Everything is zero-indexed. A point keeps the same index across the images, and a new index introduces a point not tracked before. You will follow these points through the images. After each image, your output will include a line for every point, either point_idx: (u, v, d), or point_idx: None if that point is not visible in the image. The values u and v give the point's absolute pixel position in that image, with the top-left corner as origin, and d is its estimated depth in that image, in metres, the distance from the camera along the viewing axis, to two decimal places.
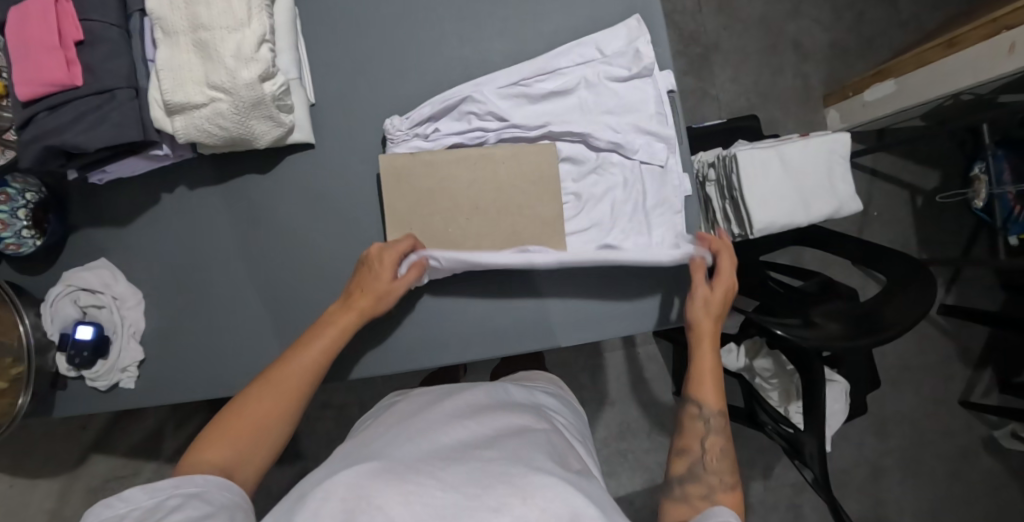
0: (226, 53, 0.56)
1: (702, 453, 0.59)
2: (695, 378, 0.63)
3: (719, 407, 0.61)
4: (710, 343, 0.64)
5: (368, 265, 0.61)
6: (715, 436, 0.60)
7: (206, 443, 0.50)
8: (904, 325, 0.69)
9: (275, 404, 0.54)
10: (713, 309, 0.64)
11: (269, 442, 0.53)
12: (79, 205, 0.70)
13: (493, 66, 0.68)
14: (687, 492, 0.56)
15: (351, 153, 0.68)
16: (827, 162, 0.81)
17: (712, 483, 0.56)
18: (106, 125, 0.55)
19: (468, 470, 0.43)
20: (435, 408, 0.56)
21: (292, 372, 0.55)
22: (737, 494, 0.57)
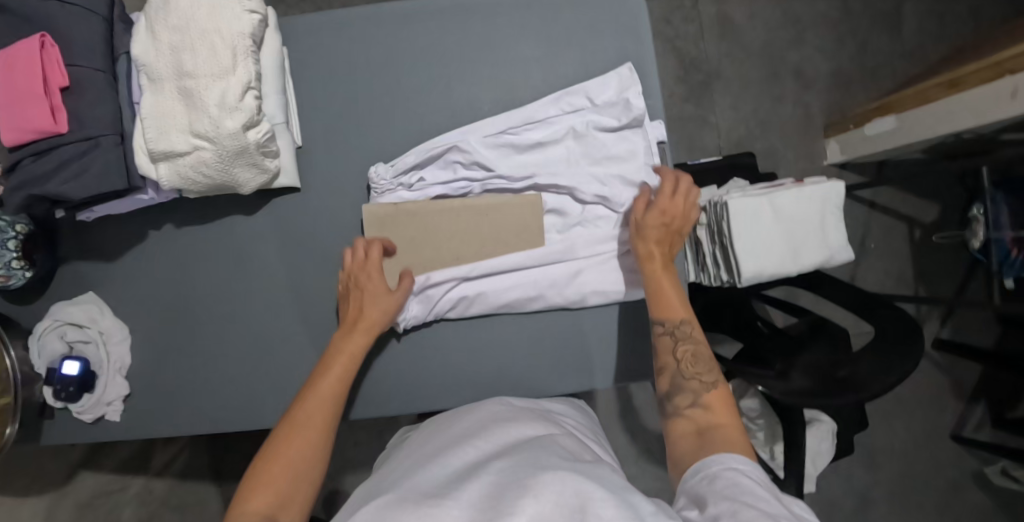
0: (210, 102, 0.56)
1: (678, 365, 0.57)
2: (655, 297, 0.60)
3: (686, 316, 0.58)
4: (664, 264, 0.61)
5: (350, 282, 0.62)
6: (686, 345, 0.57)
7: (246, 492, 0.48)
8: (874, 390, 0.70)
9: (304, 436, 0.52)
10: (657, 223, 0.61)
11: (311, 476, 0.51)
12: (69, 239, 0.71)
13: (480, 112, 0.68)
14: (678, 408, 0.54)
15: (336, 195, 0.68)
16: (820, 210, 0.80)
17: (697, 388, 0.54)
18: (89, 175, 0.56)
19: (482, 486, 0.43)
20: (443, 439, 0.56)
21: (309, 407, 0.54)
22: (724, 389, 0.54)
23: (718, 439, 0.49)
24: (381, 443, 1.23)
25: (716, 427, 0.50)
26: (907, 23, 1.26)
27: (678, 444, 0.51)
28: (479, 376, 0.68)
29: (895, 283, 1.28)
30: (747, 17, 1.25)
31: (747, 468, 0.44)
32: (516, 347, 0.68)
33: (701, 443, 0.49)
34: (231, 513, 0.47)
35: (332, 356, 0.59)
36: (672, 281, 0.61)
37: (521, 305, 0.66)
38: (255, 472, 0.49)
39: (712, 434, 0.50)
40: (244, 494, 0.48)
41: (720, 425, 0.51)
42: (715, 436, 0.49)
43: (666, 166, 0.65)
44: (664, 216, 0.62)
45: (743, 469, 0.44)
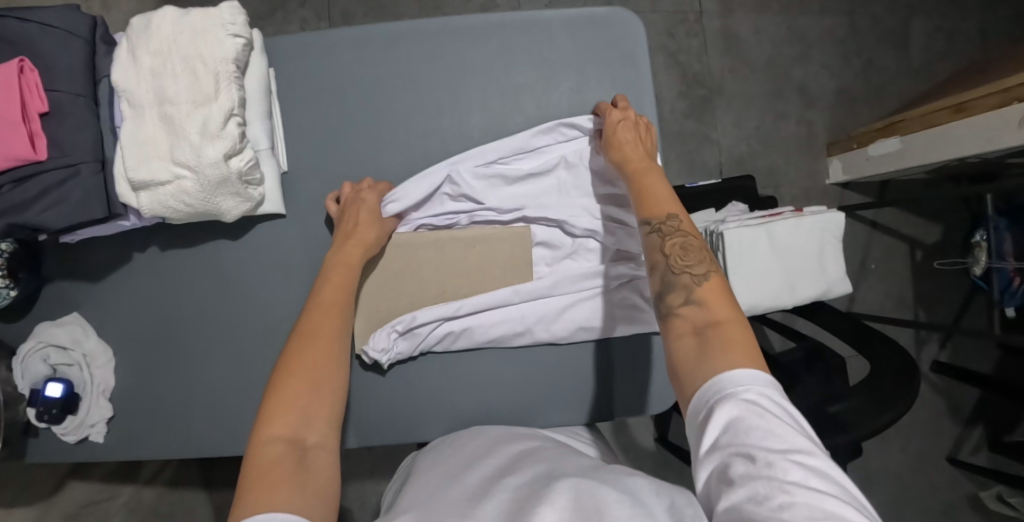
0: (191, 131, 0.55)
1: (667, 261, 0.51)
2: (640, 196, 0.56)
3: (675, 211, 0.54)
4: (646, 167, 0.58)
5: (342, 206, 0.62)
6: (675, 237, 0.51)
7: (264, 420, 0.45)
8: (864, 430, 0.69)
9: (317, 355, 0.51)
10: (627, 129, 0.61)
11: (335, 402, 0.49)
12: (54, 258, 0.71)
13: (470, 140, 0.67)
14: (672, 308, 0.48)
15: (323, 221, 0.67)
16: (817, 241, 0.80)
17: (689, 283, 0.49)
18: (68, 203, 0.56)
19: (499, 505, 0.42)
20: (452, 459, 0.55)
21: (314, 317, 0.54)
22: (720, 280, 0.49)
23: (720, 337, 0.44)
24: (373, 456, 1.23)
25: (716, 324, 0.45)
26: (915, 41, 1.24)
27: (677, 347, 0.46)
28: (464, 408, 0.67)
29: (895, 305, 1.26)
30: (752, 32, 1.23)
31: (750, 387, 0.39)
32: (501, 380, 0.68)
33: (701, 344, 0.44)
34: (249, 444, 0.44)
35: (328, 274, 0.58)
36: (659, 181, 0.57)
37: (507, 339, 0.66)
38: (271, 397, 0.47)
39: (711, 332, 0.45)
40: (263, 421, 0.45)
41: (722, 319, 0.46)
42: (717, 334, 0.44)
43: (619, 94, 0.65)
44: (630, 122, 0.61)
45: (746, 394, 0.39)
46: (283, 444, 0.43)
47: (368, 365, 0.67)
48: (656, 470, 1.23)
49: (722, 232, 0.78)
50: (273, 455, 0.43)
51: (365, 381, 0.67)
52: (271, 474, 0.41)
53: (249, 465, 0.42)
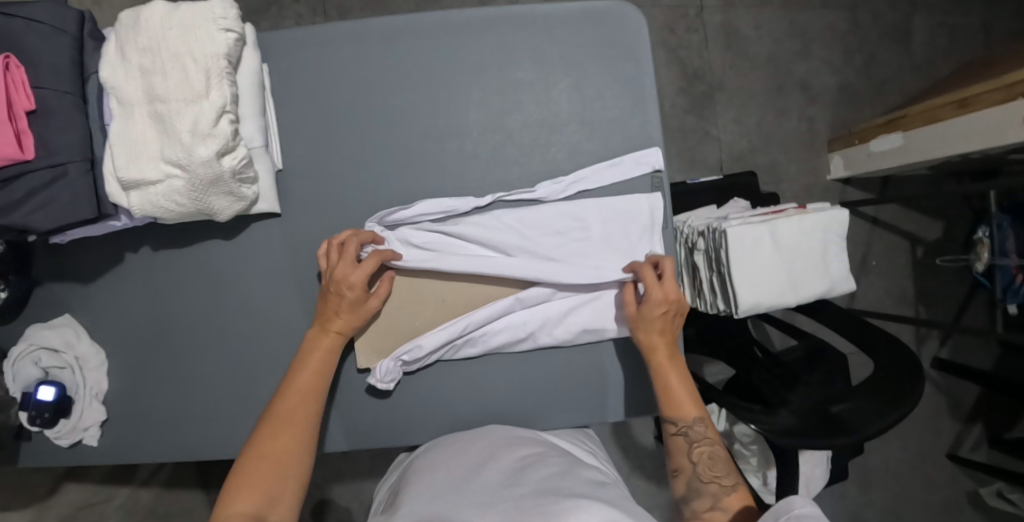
0: (182, 128, 0.53)
1: (694, 467, 0.54)
2: (665, 395, 0.59)
3: (699, 417, 0.57)
4: (671, 364, 0.60)
5: (330, 286, 0.58)
6: (702, 446, 0.55)
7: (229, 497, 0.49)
8: (873, 429, 0.67)
9: (287, 433, 0.53)
10: (658, 314, 0.59)
11: (302, 470, 0.53)
12: (45, 260, 0.69)
13: (468, 138, 0.65)
14: (695, 510, 0.52)
15: (319, 220, 0.66)
16: (821, 240, 0.79)
17: (716, 491, 0.52)
18: (58, 203, 0.54)
19: (500, 516, 0.46)
20: (463, 457, 0.57)
21: (291, 399, 0.55)
22: (745, 491, 0.52)
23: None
24: (371, 455, 1.22)
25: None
26: (917, 36, 1.22)
27: None
28: (462, 412, 0.67)
29: (895, 302, 1.26)
30: (753, 27, 1.22)
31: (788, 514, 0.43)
32: (499, 385, 0.67)
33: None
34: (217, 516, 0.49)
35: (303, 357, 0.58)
36: (684, 378, 0.59)
37: (507, 343, 0.64)
38: (240, 472, 0.51)
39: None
40: (227, 498, 0.49)
41: None
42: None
43: (661, 256, 0.62)
44: (664, 304, 0.59)
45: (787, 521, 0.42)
46: None
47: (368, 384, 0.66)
48: (656, 468, 1.23)
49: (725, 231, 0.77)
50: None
51: (361, 383, 0.66)
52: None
53: None
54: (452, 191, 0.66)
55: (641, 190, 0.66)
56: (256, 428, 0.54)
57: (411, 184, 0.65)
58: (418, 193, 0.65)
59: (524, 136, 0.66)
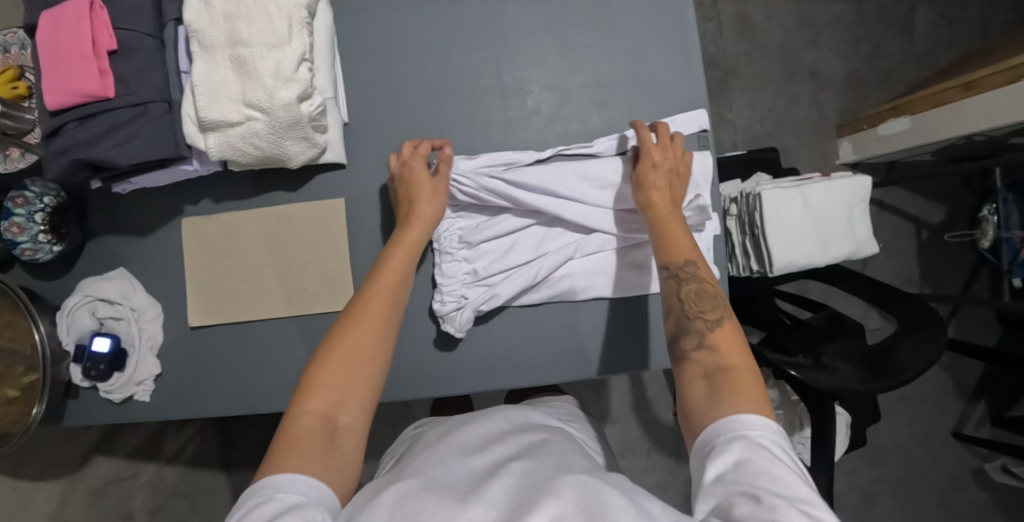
0: (265, 72, 0.55)
1: (682, 306, 0.53)
2: (660, 238, 0.57)
3: (693, 258, 0.55)
4: (670, 212, 0.59)
5: (403, 182, 0.61)
6: (691, 284, 0.53)
7: (299, 402, 0.47)
8: (914, 368, 0.71)
9: (367, 333, 0.50)
10: (657, 168, 0.61)
11: (376, 371, 0.50)
12: (100, 212, 0.70)
13: (529, 96, 0.68)
14: (683, 352, 0.51)
15: (383, 173, 0.67)
16: (848, 205, 0.83)
17: (702, 328, 0.51)
18: (138, 141, 0.55)
19: (507, 487, 0.43)
20: (465, 438, 0.56)
21: (370, 298, 0.52)
22: (734, 328, 0.51)
23: (729, 386, 0.45)
24: (396, 433, 1.22)
25: (727, 370, 0.47)
26: (919, 28, 1.30)
27: (688, 390, 0.48)
28: (518, 361, 0.68)
29: (902, 282, 1.31)
30: (766, 17, 1.28)
31: (758, 430, 0.41)
32: (553, 337, 0.68)
33: (710, 388, 0.46)
34: (288, 411, 0.47)
35: (387, 252, 0.56)
36: (679, 224, 0.58)
37: (569, 295, 0.66)
38: (311, 375, 0.48)
39: (723, 378, 0.47)
40: (301, 396, 0.47)
41: (730, 367, 0.47)
42: (724, 381, 0.46)
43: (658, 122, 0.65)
44: (665, 163, 0.61)
45: (754, 437, 0.41)
46: (314, 423, 0.45)
47: (437, 336, 0.67)
48: (676, 444, 1.28)
49: (761, 193, 0.81)
50: (307, 428, 0.45)
51: (423, 335, 0.67)
52: (304, 455, 0.43)
53: (284, 430, 0.45)
54: (515, 145, 0.68)
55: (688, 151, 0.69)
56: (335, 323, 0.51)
57: (474, 137, 0.67)
58: (481, 146, 0.67)
59: (582, 94, 0.68)
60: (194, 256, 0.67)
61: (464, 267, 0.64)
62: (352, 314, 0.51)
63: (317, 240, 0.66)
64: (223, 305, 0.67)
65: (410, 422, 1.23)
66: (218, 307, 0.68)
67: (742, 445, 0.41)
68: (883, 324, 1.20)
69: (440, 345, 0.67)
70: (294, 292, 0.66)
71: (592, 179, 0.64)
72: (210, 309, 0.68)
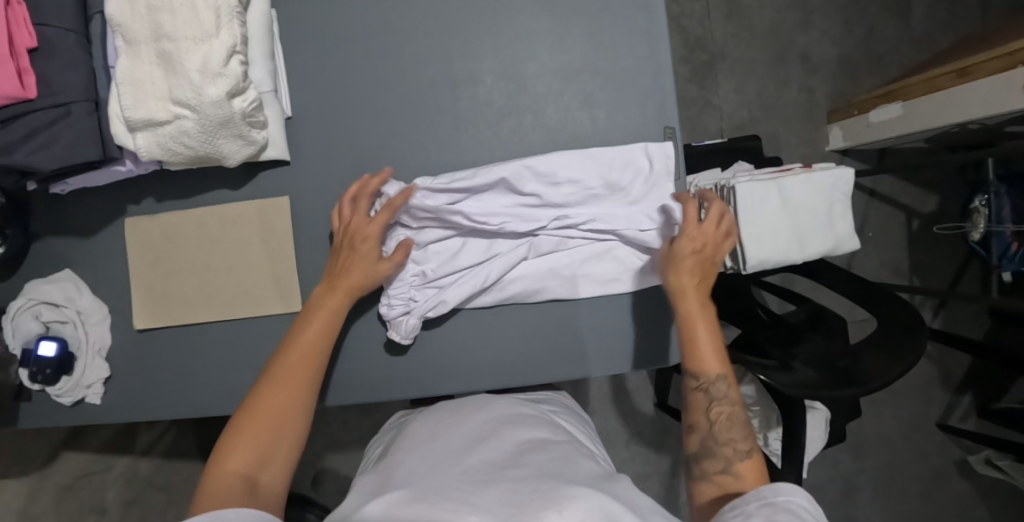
0: (191, 68, 0.52)
1: (710, 426, 0.52)
2: (689, 348, 0.55)
3: (722, 374, 0.54)
4: (697, 309, 0.56)
5: (343, 241, 0.58)
6: (722, 405, 0.53)
7: (221, 456, 0.46)
8: (883, 377, 0.68)
9: (286, 390, 0.50)
10: (688, 258, 0.57)
11: (297, 429, 0.50)
12: (40, 213, 0.67)
13: (481, 88, 0.64)
14: (704, 471, 0.50)
15: (328, 170, 0.64)
16: (827, 199, 0.79)
17: (729, 455, 0.50)
18: (61, 144, 0.52)
19: (501, 494, 0.43)
20: (460, 428, 0.55)
21: (292, 356, 0.52)
22: (759, 461, 0.50)
23: None
24: (372, 423, 1.21)
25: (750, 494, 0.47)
26: (915, 9, 1.24)
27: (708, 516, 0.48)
28: (473, 365, 0.65)
29: (891, 274, 1.28)
30: None
31: (788, 496, 0.40)
32: (511, 340, 0.66)
33: None
34: (207, 471, 0.46)
35: (316, 310, 0.56)
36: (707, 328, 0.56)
37: (524, 297, 0.64)
38: (230, 433, 0.48)
39: None
40: (221, 457, 0.46)
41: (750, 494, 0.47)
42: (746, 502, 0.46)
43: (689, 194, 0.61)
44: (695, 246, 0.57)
45: (782, 503, 0.40)
46: (235, 483, 0.45)
47: (386, 340, 0.65)
48: (655, 435, 1.27)
49: (734, 187, 0.77)
50: (227, 490, 0.44)
51: (373, 339, 0.65)
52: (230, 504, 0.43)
53: (203, 491, 0.44)
54: (467, 140, 0.64)
55: (650, 142, 0.65)
56: (257, 381, 0.51)
57: (423, 133, 0.64)
58: (431, 142, 0.64)
59: (539, 85, 0.65)
60: (139, 255, 0.65)
61: (414, 269, 0.62)
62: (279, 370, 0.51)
63: (262, 242, 0.64)
64: (166, 308, 0.65)
65: (386, 412, 1.22)
66: (159, 311, 0.65)
67: (768, 509, 0.40)
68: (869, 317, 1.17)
69: (392, 349, 0.65)
70: (239, 294, 0.64)
71: (544, 176, 0.61)
72: (152, 313, 0.66)
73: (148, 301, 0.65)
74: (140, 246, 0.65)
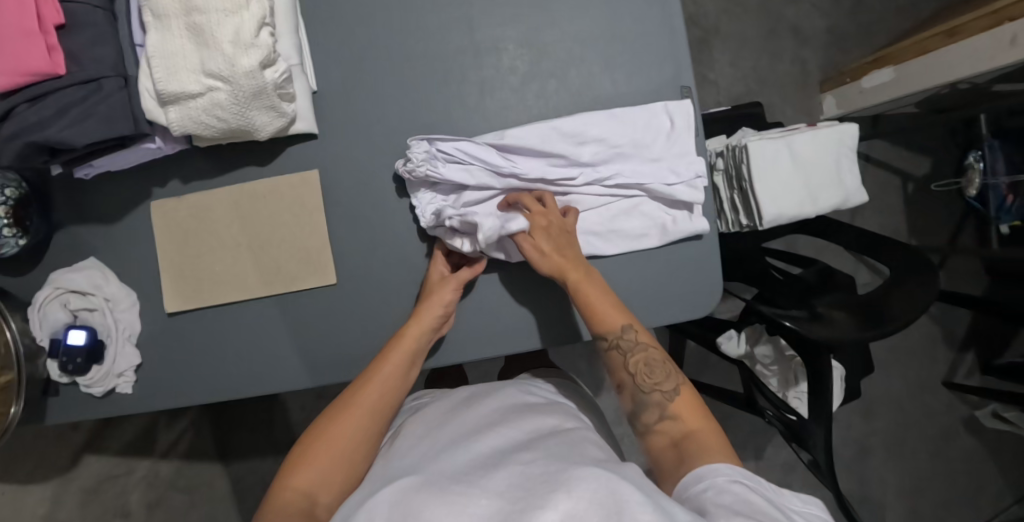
0: (223, 39, 0.53)
1: (634, 379, 0.54)
2: (590, 312, 0.56)
3: (628, 323, 0.56)
4: (582, 274, 0.58)
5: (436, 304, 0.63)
6: (637, 354, 0.55)
7: (287, 479, 0.48)
8: (908, 315, 0.71)
9: (356, 419, 0.52)
10: (547, 231, 0.59)
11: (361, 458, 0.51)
12: (61, 201, 0.66)
13: (503, 54, 0.65)
14: (648, 425, 0.52)
15: (355, 143, 0.64)
16: (836, 154, 0.81)
17: (661, 400, 0.52)
18: (93, 119, 0.53)
19: (511, 476, 0.40)
20: (466, 422, 0.53)
21: (372, 389, 0.54)
22: (689, 391, 0.52)
23: (696, 449, 0.47)
24: None
25: (692, 434, 0.49)
26: None
27: (661, 461, 0.49)
28: (508, 330, 0.65)
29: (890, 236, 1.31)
30: None
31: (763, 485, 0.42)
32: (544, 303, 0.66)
33: (679, 456, 0.47)
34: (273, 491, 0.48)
35: (400, 337, 0.58)
36: (598, 284, 0.58)
37: None
38: (301, 448, 0.50)
39: (688, 443, 0.48)
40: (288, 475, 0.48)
41: (695, 430, 0.49)
42: (693, 446, 0.47)
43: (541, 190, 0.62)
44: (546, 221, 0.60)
45: (754, 485, 0.41)
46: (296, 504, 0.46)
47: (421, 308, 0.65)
48: None
49: (746, 144, 0.79)
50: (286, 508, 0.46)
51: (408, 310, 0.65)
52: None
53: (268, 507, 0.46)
54: (493, 106, 0.65)
55: (669, 100, 0.66)
56: (326, 410, 0.54)
57: (449, 101, 0.64)
58: (457, 110, 0.65)
59: (560, 50, 0.66)
60: (167, 235, 0.65)
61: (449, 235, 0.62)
62: (351, 394, 0.54)
63: (295, 217, 0.64)
64: (197, 288, 0.65)
65: None
66: (188, 292, 0.65)
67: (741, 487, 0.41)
68: (873, 278, 1.21)
69: None
70: (272, 269, 0.64)
71: (570, 135, 0.62)
72: (180, 293, 0.65)
73: (176, 281, 0.65)
74: (168, 227, 0.65)
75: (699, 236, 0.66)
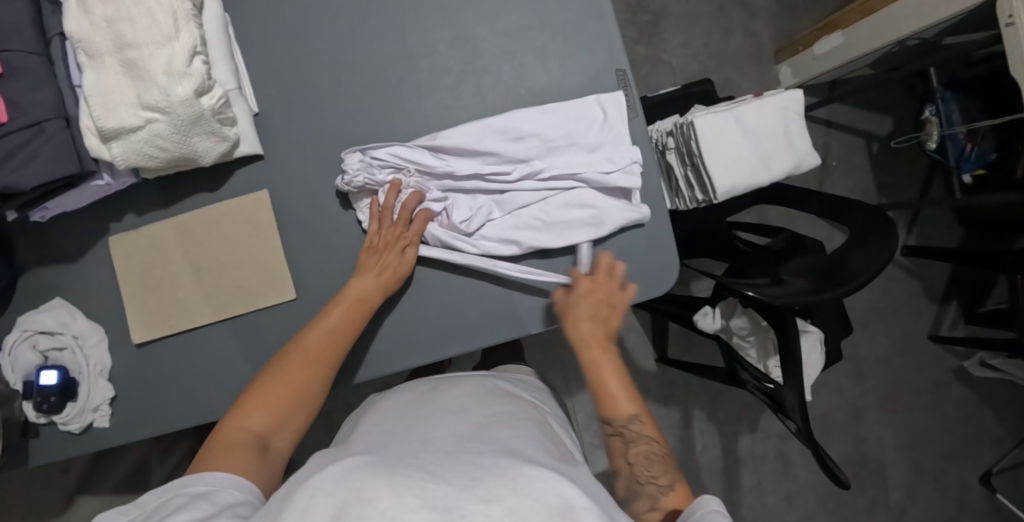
0: (157, 71, 0.54)
1: (631, 469, 0.52)
2: (598, 394, 0.57)
3: (636, 413, 0.54)
4: (601, 355, 0.59)
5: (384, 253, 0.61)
6: (638, 445, 0.53)
7: (240, 413, 0.52)
8: (867, 272, 0.72)
9: (307, 363, 0.55)
10: (587, 298, 0.62)
11: (311, 397, 0.55)
12: (22, 245, 0.67)
13: (437, 56, 0.66)
14: (637, 513, 0.50)
15: (301, 159, 0.65)
16: (783, 120, 0.83)
17: (654, 492, 0.50)
18: (39, 161, 0.54)
19: (458, 462, 0.38)
20: (428, 412, 0.52)
21: (318, 334, 0.57)
22: (683, 488, 0.50)
23: None
24: None
25: None
26: None
27: None
28: (466, 323, 0.66)
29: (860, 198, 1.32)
30: None
31: None
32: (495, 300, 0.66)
33: None
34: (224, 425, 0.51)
35: (347, 292, 0.59)
36: (613, 370, 0.58)
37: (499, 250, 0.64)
38: (256, 389, 0.54)
39: None
40: (240, 415, 0.52)
41: None
42: None
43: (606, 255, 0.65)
44: (599, 291, 0.62)
45: None
46: (248, 440, 0.50)
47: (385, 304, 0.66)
48: (662, 389, 1.31)
49: (691, 120, 0.80)
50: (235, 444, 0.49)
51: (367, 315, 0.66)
52: (233, 457, 0.48)
53: (215, 443, 0.49)
54: (432, 107, 0.66)
55: (604, 85, 0.67)
56: (280, 351, 0.57)
57: (388, 107, 0.66)
58: (397, 115, 0.66)
59: (491, 46, 0.67)
60: (129, 266, 0.66)
61: None
62: (299, 341, 0.57)
63: (251, 237, 0.65)
64: (161, 315, 0.66)
65: None
66: (151, 318, 0.66)
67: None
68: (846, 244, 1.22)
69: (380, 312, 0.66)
70: (234, 290, 0.65)
71: (506, 131, 0.64)
72: (144, 320, 0.66)
73: (140, 311, 0.66)
74: (130, 259, 0.66)
75: (641, 224, 0.67)
